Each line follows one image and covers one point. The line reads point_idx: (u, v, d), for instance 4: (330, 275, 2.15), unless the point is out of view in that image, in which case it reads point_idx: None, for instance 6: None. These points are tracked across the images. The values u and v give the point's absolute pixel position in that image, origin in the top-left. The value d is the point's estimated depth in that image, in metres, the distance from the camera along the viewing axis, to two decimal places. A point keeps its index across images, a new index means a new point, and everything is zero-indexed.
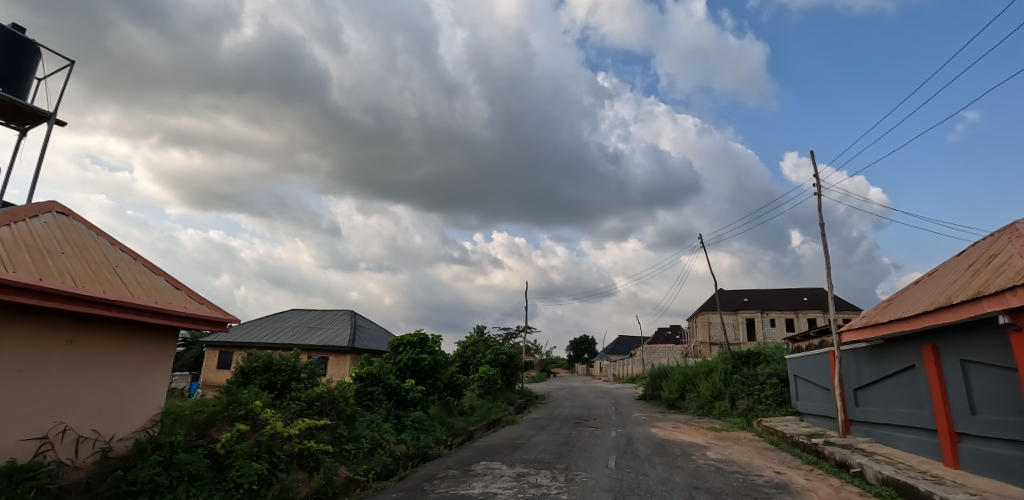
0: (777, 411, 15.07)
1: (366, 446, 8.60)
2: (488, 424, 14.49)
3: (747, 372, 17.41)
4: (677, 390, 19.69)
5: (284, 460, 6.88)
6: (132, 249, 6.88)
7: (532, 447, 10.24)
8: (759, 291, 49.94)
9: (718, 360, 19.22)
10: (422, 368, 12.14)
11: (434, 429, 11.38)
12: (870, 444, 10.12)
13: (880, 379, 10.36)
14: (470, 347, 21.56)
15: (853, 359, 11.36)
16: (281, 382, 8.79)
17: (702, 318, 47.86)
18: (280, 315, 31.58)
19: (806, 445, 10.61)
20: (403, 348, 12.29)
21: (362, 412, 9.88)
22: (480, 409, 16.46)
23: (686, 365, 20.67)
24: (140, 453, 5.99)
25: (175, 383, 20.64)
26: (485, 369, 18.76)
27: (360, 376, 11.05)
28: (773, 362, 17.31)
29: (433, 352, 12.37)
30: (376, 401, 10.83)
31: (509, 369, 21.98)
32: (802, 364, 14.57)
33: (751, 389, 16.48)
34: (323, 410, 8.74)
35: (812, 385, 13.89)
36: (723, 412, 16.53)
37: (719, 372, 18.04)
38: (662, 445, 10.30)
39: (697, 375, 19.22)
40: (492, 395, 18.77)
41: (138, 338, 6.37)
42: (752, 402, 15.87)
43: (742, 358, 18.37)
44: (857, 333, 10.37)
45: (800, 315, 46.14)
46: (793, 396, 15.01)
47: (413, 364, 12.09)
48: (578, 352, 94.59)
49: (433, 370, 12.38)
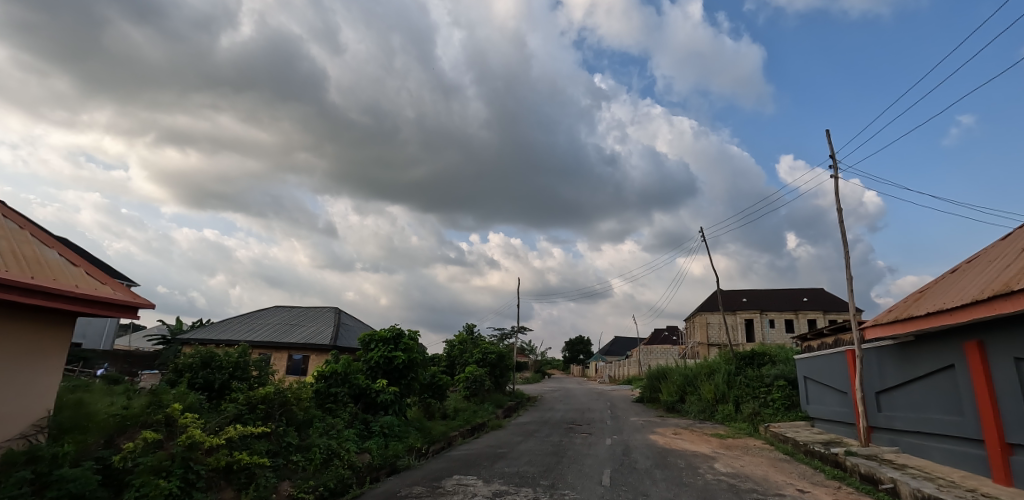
0: (785, 416, 13.91)
1: (319, 457, 7.39)
2: (472, 428, 13.24)
3: (752, 373, 16.21)
4: (676, 393, 18.49)
5: (205, 477, 5.64)
6: (18, 216, 5.64)
7: (517, 457, 9.01)
8: (758, 290, 48.90)
9: (720, 360, 18.05)
10: (397, 368, 10.90)
11: (408, 436, 10.16)
12: (899, 456, 8.96)
13: (909, 381, 9.22)
14: (458, 346, 20.31)
15: (876, 358, 10.21)
16: (221, 381, 7.54)
17: (700, 318, 46.78)
18: (262, 312, 30.22)
19: (825, 455, 9.43)
20: (375, 345, 11.04)
21: (320, 418, 8.64)
22: (465, 412, 15.22)
23: (686, 366, 19.47)
24: (10, 467, 4.76)
25: (139, 383, 19.28)
26: (472, 369, 17.51)
27: (323, 375, 9.81)
28: (779, 363, 16.16)
29: (409, 350, 11.13)
30: (340, 404, 9.59)
31: (499, 370, 20.74)
32: (813, 365, 13.40)
33: (757, 392, 15.28)
34: (269, 415, 7.49)
35: (825, 387, 12.72)
36: (726, 416, 15.35)
37: (722, 373, 16.87)
38: (663, 455, 9.08)
39: (698, 377, 18.05)
40: (479, 397, 17.52)
41: (14, 324, 5.10)
42: (758, 406, 14.70)
43: (746, 359, 17.19)
44: (883, 329, 9.19)
45: (800, 316, 45.14)
46: (803, 400, 13.85)
47: (385, 362, 10.83)
48: (573, 353, 93.45)
49: (410, 370, 11.14)
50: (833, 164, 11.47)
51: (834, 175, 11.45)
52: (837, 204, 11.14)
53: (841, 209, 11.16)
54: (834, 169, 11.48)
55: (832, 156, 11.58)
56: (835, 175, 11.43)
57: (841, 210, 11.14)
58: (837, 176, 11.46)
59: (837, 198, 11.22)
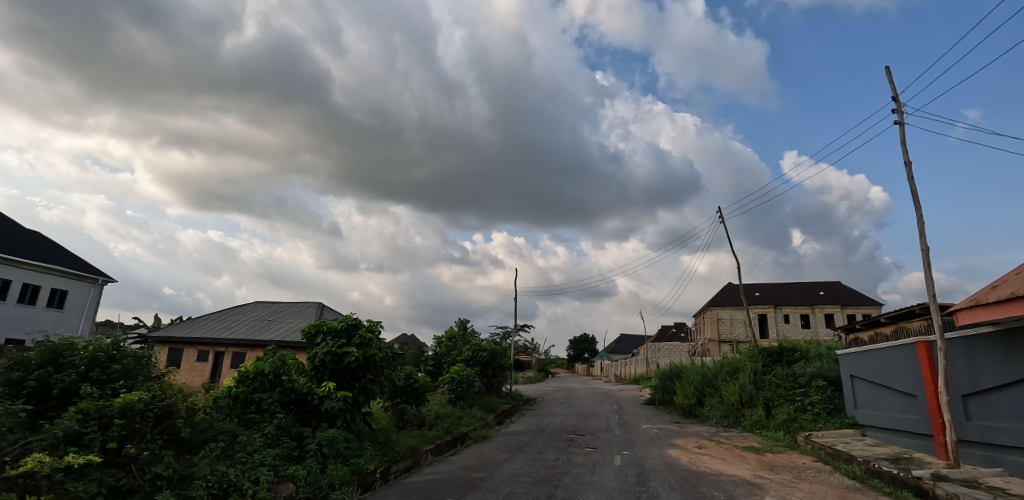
0: (828, 423, 11.59)
1: (205, 493, 5.26)
2: (452, 440, 10.97)
3: (784, 372, 13.86)
4: (693, 395, 16.18)
5: None
6: None
7: (494, 488, 6.69)
8: (771, 285, 46.50)
9: (743, 357, 15.72)
10: (348, 368, 8.64)
11: (359, 456, 7.97)
12: (1009, 481, 6.70)
13: (1014, 381, 6.98)
14: (447, 342, 18.01)
15: (962, 351, 7.93)
16: (63, 384, 5.39)
17: (710, 315, 44.37)
18: (241, 309, 28.20)
19: (905, 480, 7.16)
20: (323, 338, 8.81)
21: (227, 436, 6.52)
22: (448, 418, 13.00)
23: (703, 364, 17.12)
24: None
25: None
26: (458, 369, 15.22)
27: (244, 377, 7.57)
28: (816, 360, 13.85)
29: (365, 344, 8.87)
30: (264, 417, 7.38)
31: (491, 369, 18.47)
32: (863, 361, 11.11)
33: (793, 395, 12.92)
34: (132, 434, 5.39)
35: (881, 389, 10.44)
36: (754, 422, 13.03)
37: (746, 372, 14.56)
38: (692, 483, 6.80)
39: (719, 376, 15.73)
40: (466, 401, 15.22)
41: None
42: (794, 411, 12.39)
43: (774, 355, 14.89)
44: (977, 313, 6.97)
45: (816, 311, 42.76)
46: (851, 404, 11.55)
47: (333, 361, 8.53)
48: (578, 352, 91.14)
49: (370, 369, 8.91)
50: (896, 107, 9.16)
51: (898, 119, 9.13)
52: (904, 156, 8.86)
53: (910, 163, 8.86)
54: (898, 114, 9.17)
55: (896, 99, 9.28)
56: (901, 121, 9.13)
57: (908, 164, 8.86)
58: (902, 122, 9.16)
59: (905, 148, 8.93)
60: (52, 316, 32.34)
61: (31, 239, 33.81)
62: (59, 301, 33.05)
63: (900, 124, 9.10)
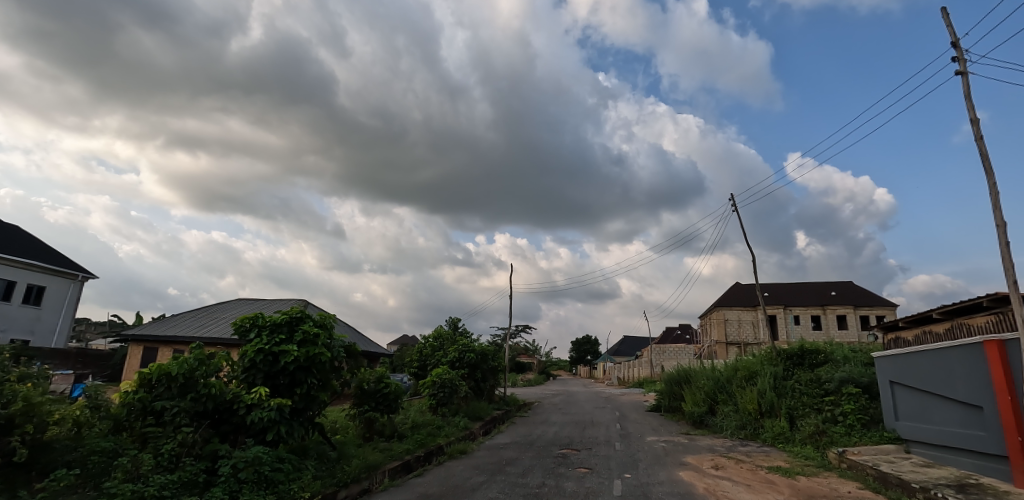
0: (864, 436, 9.95)
1: None
2: (424, 455, 9.38)
3: (808, 377, 12.22)
4: (704, 402, 14.55)
5: None
6: None
7: None
8: (780, 285, 44.78)
9: (759, 361, 14.09)
10: (286, 370, 7.04)
11: (293, 481, 6.40)
12: None
13: None
14: (432, 342, 16.38)
15: None
16: None
17: (717, 315, 42.69)
18: (221, 306, 26.68)
19: None
20: (257, 333, 7.24)
21: (102, 458, 5.05)
22: (426, 427, 11.41)
23: (715, 368, 15.47)
24: None
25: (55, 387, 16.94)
26: (440, 371, 13.58)
27: (145, 381, 6.13)
28: (844, 363, 12.24)
29: (309, 342, 7.26)
30: (166, 430, 5.90)
31: (480, 372, 16.85)
32: (908, 364, 9.47)
33: (820, 404, 11.28)
34: None
35: (932, 398, 8.82)
36: (776, 435, 11.39)
37: (765, 376, 12.93)
38: None
39: (733, 381, 14.08)
40: (450, 408, 13.52)
41: None
42: (822, 422, 10.75)
43: (796, 358, 13.26)
44: None
45: (828, 312, 40.98)
46: (891, 415, 9.91)
47: (267, 362, 6.97)
48: (580, 353, 89.45)
49: (317, 372, 7.32)
50: (958, 54, 7.63)
51: (960, 69, 7.59)
52: (970, 113, 7.30)
53: (975, 121, 7.30)
54: (960, 62, 7.63)
55: (956, 44, 7.74)
56: (964, 70, 7.58)
57: (976, 121, 7.28)
58: (964, 72, 7.61)
59: (969, 103, 7.37)
60: (28, 313, 30.81)
61: (10, 233, 32.41)
62: (36, 297, 31.54)
63: (963, 72, 7.55)
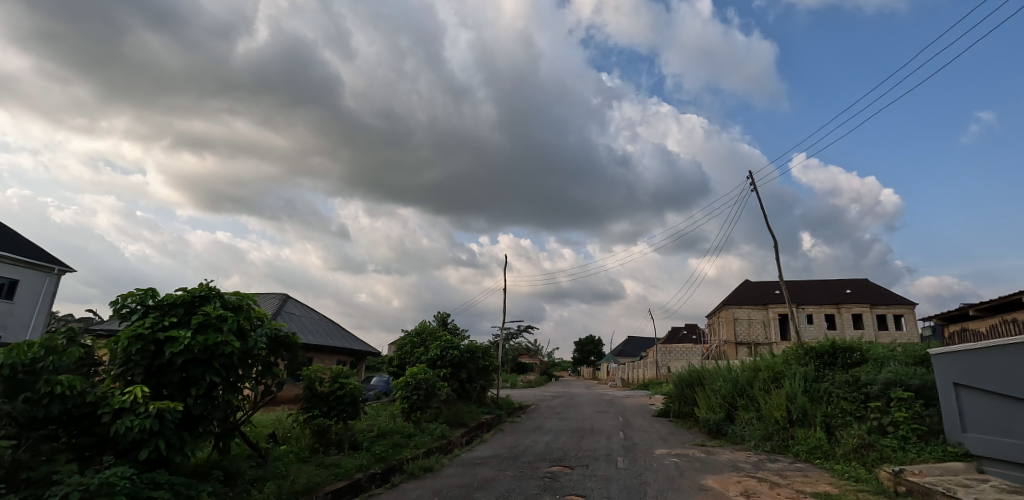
0: (923, 450, 8.13)
1: None
2: (381, 474, 7.59)
3: (844, 378, 10.38)
4: (720, 408, 12.75)
5: None
6: None
7: None
8: (793, 284, 42.69)
9: (783, 360, 12.26)
10: (176, 364, 5.31)
11: None
12: None
13: None
14: (412, 338, 14.76)
15: None
16: None
17: (726, 315, 40.71)
18: None
19: None
20: (144, 316, 5.51)
21: None
22: (394, 436, 9.64)
23: (732, 368, 13.64)
24: None
25: None
26: (414, 371, 11.80)
27: None
28: (887, 363, 10.39)
29: (212, 328, 5.52)
30: None
31: (466, 373, 15.07)
32: (977, 362, 7.65)
33: (863, 411, 9.46)
34: None
35: (1012, 405, 7.00)
36: (810, 448, 9.58)
37: (792, 378, 11.12)
38: None
39: (754, 383, 12.26)
40: (426, 413, 11.73)
41: None
42: (868, 433, 8.94)
43: (827, 356, 11.44)
44: None
45: (843, 311, 38.94)
46: (954, 426, 8.04)
47: (150, 353, 5.24)
48: (584, 354, 87.35)
49: (221, 368, 5.55)
50: None
51: None
52: None
53: None
54: None
55: None
56: None
57: None
58: None
59: None
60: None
61: None
62: (8, 291, 29.92)
63: None
